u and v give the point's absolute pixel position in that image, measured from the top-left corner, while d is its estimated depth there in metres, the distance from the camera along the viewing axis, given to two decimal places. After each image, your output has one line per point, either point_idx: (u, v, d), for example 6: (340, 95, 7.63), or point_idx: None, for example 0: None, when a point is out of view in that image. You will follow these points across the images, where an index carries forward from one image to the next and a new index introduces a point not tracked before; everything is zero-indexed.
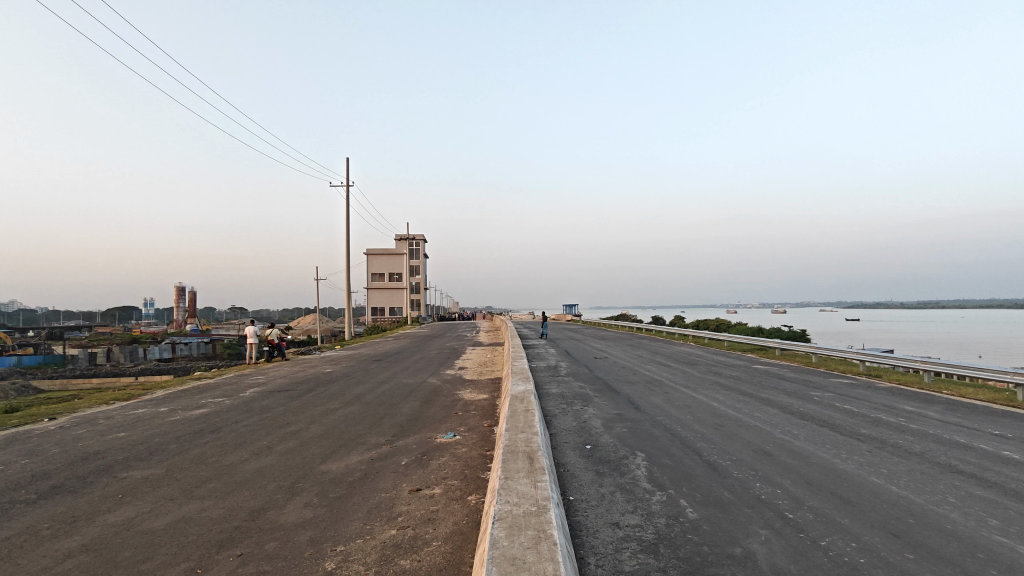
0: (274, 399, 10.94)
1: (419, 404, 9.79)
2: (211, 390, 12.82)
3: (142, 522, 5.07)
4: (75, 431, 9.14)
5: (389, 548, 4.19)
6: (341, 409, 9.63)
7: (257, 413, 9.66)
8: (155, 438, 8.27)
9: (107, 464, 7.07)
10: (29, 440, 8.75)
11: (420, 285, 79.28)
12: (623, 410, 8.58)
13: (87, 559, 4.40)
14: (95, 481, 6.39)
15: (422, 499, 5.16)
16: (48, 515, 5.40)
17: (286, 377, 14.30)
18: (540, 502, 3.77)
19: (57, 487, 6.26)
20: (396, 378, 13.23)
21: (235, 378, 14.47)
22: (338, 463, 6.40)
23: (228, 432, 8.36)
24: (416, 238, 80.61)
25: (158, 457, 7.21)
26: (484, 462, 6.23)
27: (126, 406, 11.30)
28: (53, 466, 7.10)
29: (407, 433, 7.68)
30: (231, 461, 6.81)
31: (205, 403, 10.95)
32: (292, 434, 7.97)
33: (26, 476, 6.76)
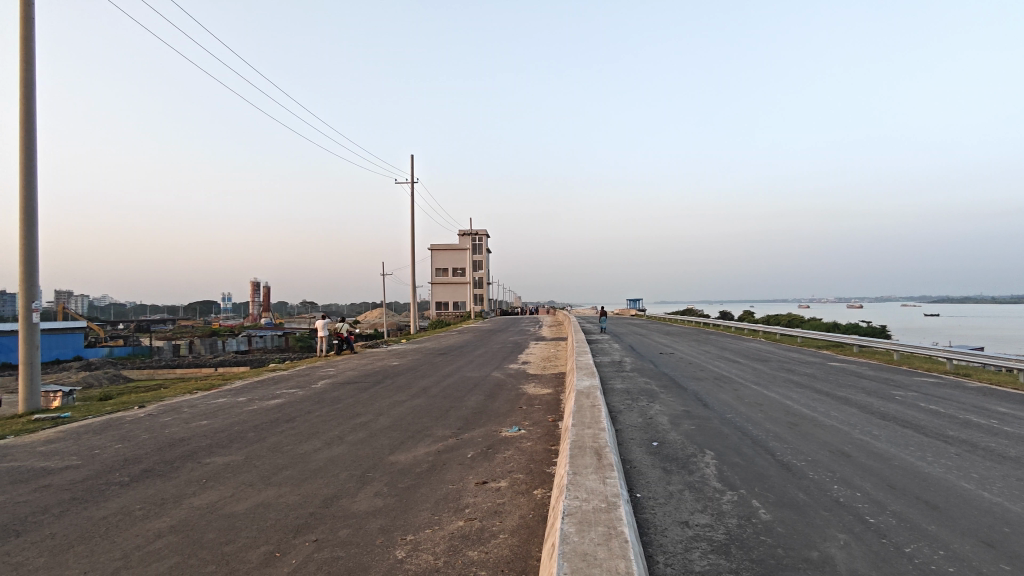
0: (343, 391, 11.27)
1: (484, 397, 9.88)
2: (285, 381, 13.37)
3: (225, 506, 5.33)
4: (163, 418, 9.71)
5: (457, 540, 4.26)
6: (408, 401, 9.84)
7: (328, 404, 10.00)
8: (235, 426, 8.69)
9: (191, 450, 7.46)
10: (122, 426, 9.35)
11: (484, 280, 80.10)
12: (691, 407, 8.41)
13: (175, 539, 4.66)
14: (181, 466, 6.76)
15: (489, 491, 5.22)
16: (139, 497, 5.75)
17: (356, 369, 14.75)
18: (610, 499, 3.74)
19: (148, 471, 6.67)
20: (461, 371, 13.41)
21: (308, 370, 15.04)
22: (406, 455, 6.54)
23: (302, 422, 8.69)
24: (479, 233, 81.20)
25: (238, 445, 7.57)
26: (549, 456, 6.24)
27: (208, 396, 11.92)
28: (143, 451, 7.56)
29: (473, 426, 7.78)
30: (305, 450, 7.07)
31: (279, 393, 11.42)
32: (362, 425, 8.21)
33: (119, 460, 7.23)
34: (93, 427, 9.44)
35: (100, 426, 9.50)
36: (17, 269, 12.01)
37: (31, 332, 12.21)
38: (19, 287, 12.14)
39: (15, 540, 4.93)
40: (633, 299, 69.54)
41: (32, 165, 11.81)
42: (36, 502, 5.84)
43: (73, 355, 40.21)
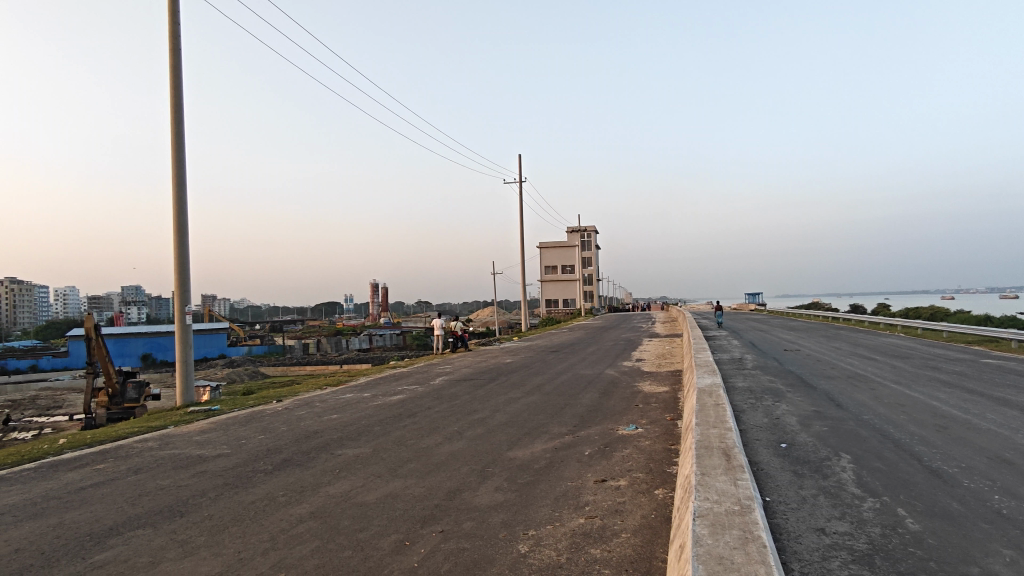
0: (460, 388, 11.63)
1: (599, 395, 9.83)
2: (405, 377, 13.99)
3: (357, 496, 5.67)
4: (298, 412, 10.47)
5: (579, 537, 4.28)
6: (523, 398, 9.98)
7: (446, 400, 10.35)
8: (363, 420, 9.21)
9: (324, 442, 8.00)
10: (264, 419, 10.18)
11: (593, 276, 79.70)
12: (821, 407, 7.91)
13: (314, 525, 5.02)
14: (316, 457, 7.26)
15: (608, 490, 5.19)
16: (282, 484, 6.24)
17: (470, 366, 15.16)
18: (742, 501, 3.61)
19: (288, 460, 7.23)
20: (575, 369, 13.41)
21: (426, 367, 15.65)
22: (524, 450, 6.65)
23: (423, 417, 9.05)
24: (587, 229, 80.79)
25: (366, 438, 8.02)
26: (669, 456, 6.10)
27: (336, 391, 12.71)
28: (282, 442, 8.20)
29: (588, 424, 7.76)
30: (428, 444, 7.36)
31: (401, 390, 11.97)
32: (480, 421, 8.43)
33: (262, 449, 7.89)
34: (239, 419, 10.36)
35: (245, 418, 10.39)
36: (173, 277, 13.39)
37: (185, 332, 13.58)
38: (175, 292, 13.54)
39: (180, 519, 5.51)
40: (751, 294, 66.57)
41: (183, 183, 13.11)
42: (195, 486, 6.50)
43: (218, 354, 44.31)
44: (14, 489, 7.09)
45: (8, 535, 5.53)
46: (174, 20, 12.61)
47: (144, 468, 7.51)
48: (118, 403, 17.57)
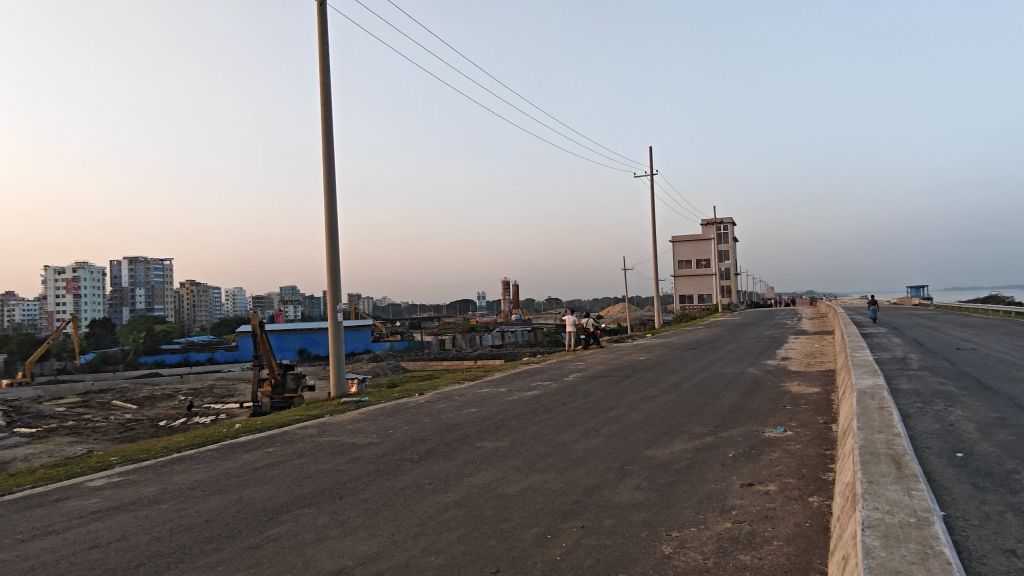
0: (595, 384, 11.61)
1: (741, 395, 9.40)
2: (539, 373, 14.21)
3: (499, 487, 5.85)
4: (439, 405, 10.98)
5: (727, 541, 4.12)
6: (659, 396, 9.77)
7: (581, 397, 10.38)
8: (500, 415, 9.46)
9: (464, 434, 8.32)
10: (408, 410, 10.78)
11: (730, 271, 76.07)
12: (1005, 414, 7.02)
13: (459, 513, 5.24)
14: (458, 448, 7.57)
15: (756, 495, 4.95)
16: (428, 473, 6.58)
17: (603, 363, 15.11)
18: (919, 513, 3.30)
19: (432, 450, 7.60)
20: (713, 367, 12.92)
21: (559, 364, 15.80)
22: (663, 450, 6.52)
23: (558, 413, 9.15)
24: (725, 221, 77.16)
25: (504, 432, 8.24)
26: (823, 462, 5.70)
27: (473, 385, 13.19)
28: (426, 433, 8.64)
29: (731, 425, 7.43)
30: (565, 440, 7.42)
31: (536, 385, 12.18)
32: (616, 418, 8.38)
33: (408, 439, 8.36)
34: (386, 410, 11.05)
35: (391, 409, 11.07)
36: (326, 277, 14.53)
37: (337, 329, 14.73)
38: (327, 292, 14.71)
39: (339, 501, 5.98)
40: (913, 287, 60.32)
41: (334, 189, 14.19)
42: (350, 471, 7.02)
43: (363, 348, 47.68)
44: (201, 466, 8.07)
45: (198, 506, 6.30)
46: (323, 40, 13.69)
47: (306, 452, 8.23)
48: (280, 393, 19.38)
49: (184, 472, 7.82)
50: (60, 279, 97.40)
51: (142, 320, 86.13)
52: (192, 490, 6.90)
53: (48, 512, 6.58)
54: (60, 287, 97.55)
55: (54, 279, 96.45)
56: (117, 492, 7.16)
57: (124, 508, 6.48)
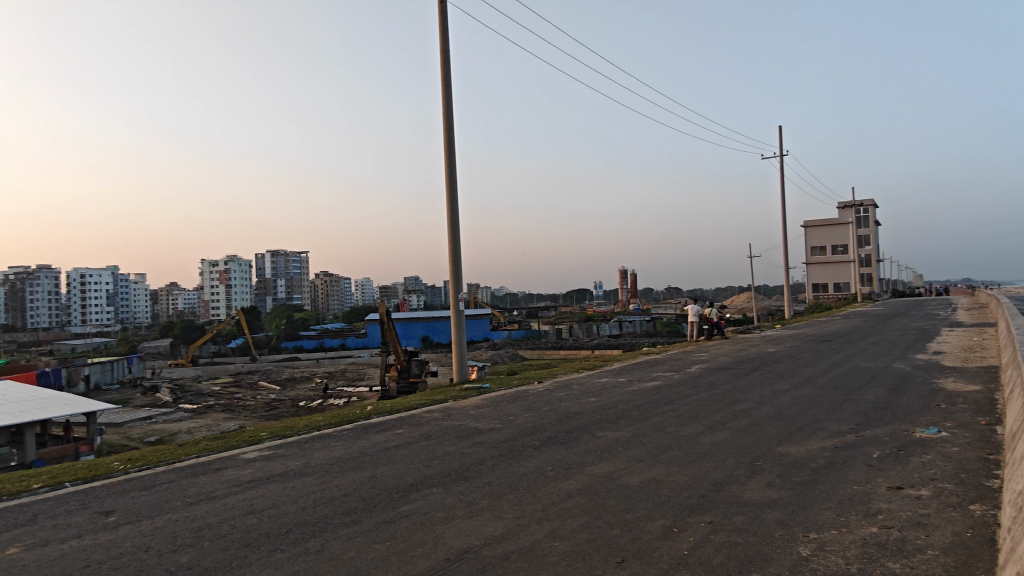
0: (719, 377, 11.18)
1: (885, 391, 8.68)
2: (661, 364, 13.90)
3: (621, 477, 5.81)
4: (558, 393, 11.07)
5: (872, 547, 3.84)
6: (791, 391, 9.25)
7: (705, 389, 10.07)
8: (621, 405, 9.38)
9: (585, 423, 8.33)
10: (528, 397, 10.96)
11: (871, 257, 70.20)
12: None
13: (582, 500, 5.26)
14: (579, 437, 7.59)
15: (906, 499, 4.57)
16: (550, 460, 6.65)
17: (729, 354, 14.53)
18: None
19: (553, 438, 7.67)
20: (854, 361, 12.00)
21: (682, 354, 15.39)
22: (798, 447, 6.16)
23: (682, 405, 8.92)
24: (865, 203, 71.23)
25: (625, 422, 8.15)
26: (987, 467, 5.14)
27: (592, 375, 13.16)
28: (547, 420, 8.74)
29: (876, 423, 6.88)
30: (689, 433, 7.23)
31: (657, 376, 11.93)
32: (744, 412, 8.04)
33: (529, 426, 8.50)
34: (506, 397, 11.29)
35: (512, 396, 11.30)
36: (449, 266, 15.05)
37: (459, 317, 15.20)
38: (449, 281, 15.25)
39: (465, 482, 6.20)
40: None
41: (455, 181, 14.63)
42: (474, 455, 7.25)
43: (482, 336, 49.29)
44: (340, 444, 8.67)
45: (337, 481, 6.78)
46: (444, 38, 14.16)
47: (433, 435, 8.61)
48: (405, 378, 20.36)
49: (323, 449, 8.44)
50: (215, 271, 108.07)
51: (283, 307, 93.46)
52: (332, 466, 7.44)
53: (211, 479, 7.36)
54: (214, 277, 108.19)
55: (209, 271, 107.43)
56: (266, 464, 7.86)
57: (274, 479, 7.11)
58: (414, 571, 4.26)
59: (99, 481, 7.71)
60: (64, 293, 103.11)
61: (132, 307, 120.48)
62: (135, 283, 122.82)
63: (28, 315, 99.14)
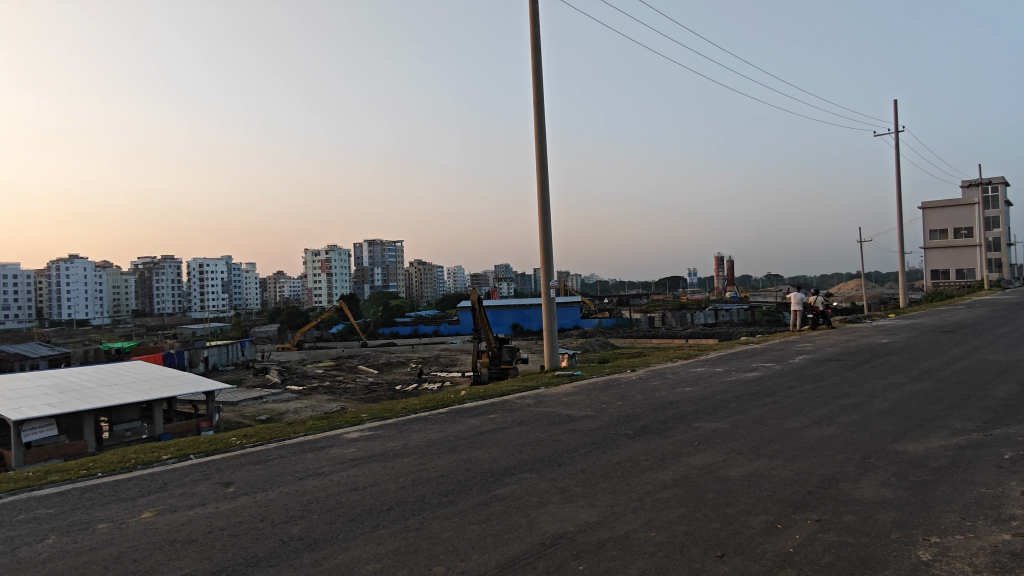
0: (825, 368, 10.59)
1: (1018, 387, 7.92)
2: (760, 354, 13.34)
3: (720, 469, 5.63)
4: (652, 382, 10.89)
5: (1004, 556, 3.53)
6: (906, 384, 8.63)
7: (810, 380, 9.58)
8: (719, 395, 9.09)
9: (681, 413, 8.14)
10: (621, 386, 10.85)
11: (1001, 240, 64.09)
12: None
13: (679, 492, 5.16)
14: (674, 427, 7.42)
15: None
16: (645, 450, 6.55)
17: (836, 345, 13.73)
18: None
19: (647, 427, 7.56)
20: (980, 354, 11.01)
21: (783, 344, 14.70)
22: (916, 445, 5.75)
23: (784, 397, 8.53)
24: (994, 181, 64.93)
25: (723, 413, 7.90)
26: None
27: (687, 364, 12.84)
28: (641, 409, 8.61)
29: (1007, 422, 6.29)
30: (793, 426, 6.90)
31: (757, 366, 11.47)
32: (853, 406, 7.58)
33: (623, 415, 8.40)
34: (599, 385, 11.22)
35: (604, 385, 11.23)
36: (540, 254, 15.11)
37: (551, 305, 15.22)
38: (540, 269, 15.33)
39: (559, 469, 6.22)
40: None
41: (545, 168, 14.66)
42: (567, 442, 7.26)
43: (573, 324, 49.25)
44: (436, 427, 8.94)
45: (434, 463, 6.99)
46: (534, 25, 14.23)
47: (526, 421, 8.70)
48: (497, 364, 20.67)
49: (420, 431, 8.73)
50: (317, 259, 113.84)
51: (381, 294, 96.96)
52: (429, 447, 7.69)
53: (317, 456, 7.79)
54: (317, 266, 113.90)
55: (312, 259, 113.45)
56: (368, 444, 8.23)
57: (376, 458, 7.43)
58: (510, 553, 4.33)
59: (219, 454, 8.35)
60: (186, 281, 112.04)
61: (244, 293, 129.02)
62: (246, 271, 131.34)
63: (155, 301, 108.40)
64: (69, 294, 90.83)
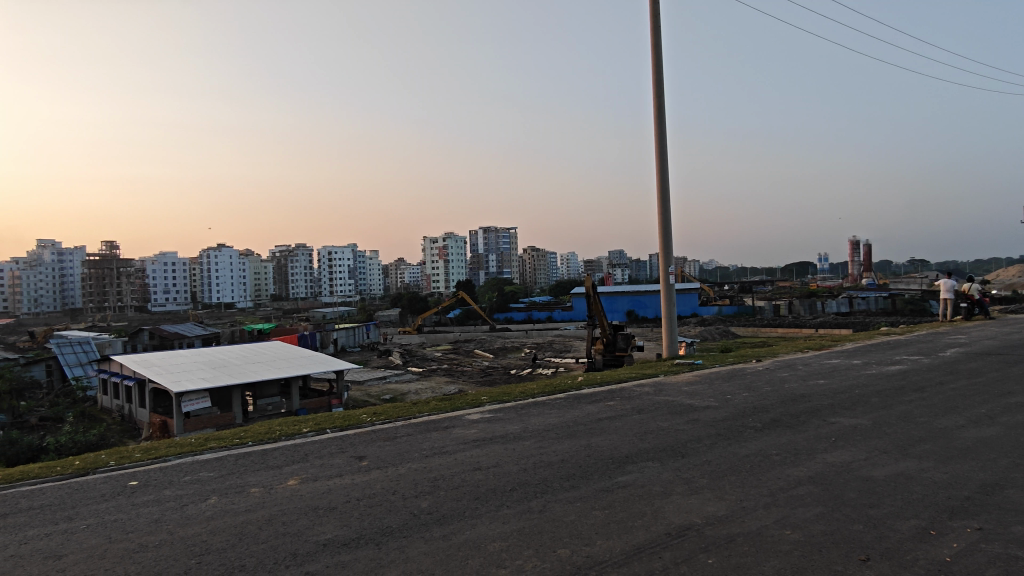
0: (983, 363, 9.57)
1: None
2: (905, 346, 12.27)
3: (862, 468, 5.27)
4: (781, 373, 10.36)
5: None
6: None
7: (964, 376, 8.70)
8: (857, 389, 8.48)
9: (813, 406, 7.69)
10: (746, 376, 10.40)
11: None
12: None
13: (815, 489, 4.89)
14: (808, 422, 7.01)
15: None
16: (775, 444, 6.25)
17: (996, 338, 12.35)
18: None
19: (777, 420, 7.20)
20: None
21: (931, 336, 13.44)
22: None
23: (934, 393, 7.79)
24: None
25: (863, 409, 7.36)
26: None
27: (818, 355, 12.08)
28: (770, 402, 8.21)
29: None
30: (945, 425, 6.31)
31: (901, 359, 10.56)
32: (1019, 406, 6.80)
33: (749, 406, 8.07)
34: (721, 375, 10.82)
35: (727, 375, 10.82)
36: (659, 239, 14.75)
37: (669, 292, 14.84)
38: (658, 254, 14.96)
39: (683, 459, 6.08)
40: None
41: (664, 151, 14.27)
42: (690, 432, 7.08)
43: (691, 312, 47.80)
44: (555, 411, 9.03)
45: (554, 447, 7.07)
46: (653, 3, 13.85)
47: (646, 409, 8.57)
48: (611, 351, 20.50)
49: (538, 416, 8.86)
50: (435, 246, 118.19)
51: (495, 280, 99.04)
52: (549, 432, 7.78)
53: (442, 436, 8.11)
54: (435, 252, 118.14)
55: (431, 247, 118.03)
56: (489, 426, 8.46)
57: (497, 440, 7.63)
58: (635, 541, 4.30)
59: (351, 430, 8.92)
60: (318, 268, 120.21)
61: (368, 279, 136.36)
62: (370, 258, 138.70)
63: (291, 286, 117.17)
64: (218, 279, 100.30)
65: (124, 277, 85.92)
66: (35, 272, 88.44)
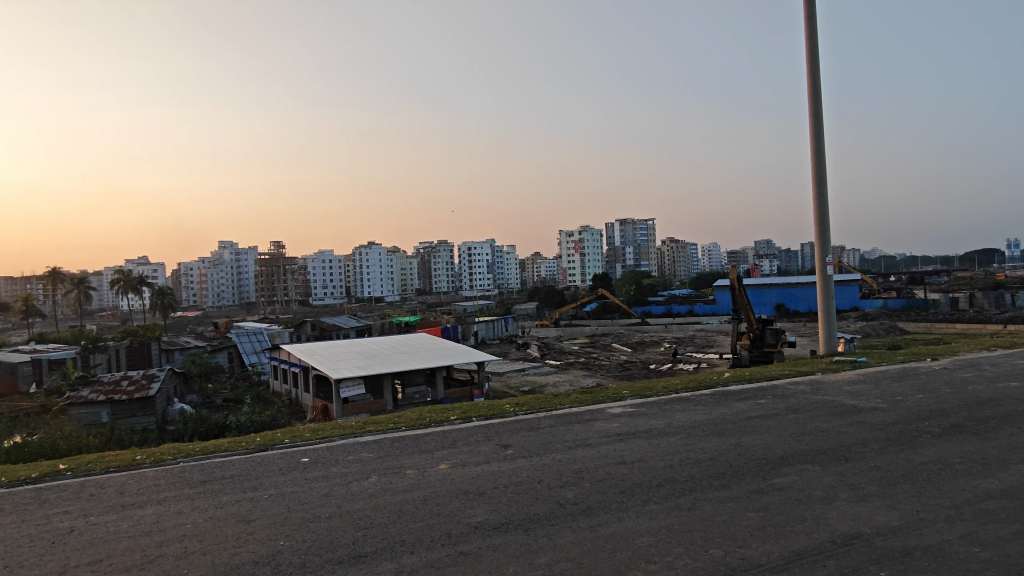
0: None
1: None
2: None
3: None
4: (963, 374, 9.26)
5: None
6: None
7: None
8: None
9: (1005, 412, 6.81)
10: (920, 376, 9.42)
11: None
12: None
13: (1012, 505, 4.34)
14: (998, 429, 6.23)
15: None
16: (958, 451, 5.63)
17: None
18: None
19: (959, 426, 6.47)
20: None
21: None
22: None
23: None
24: None
25: None
26: None
27: (1009, 354, 10.65)
28: (950, 405, 7.39)
29: None
30: None
31: None
32: None
33: (924, 409, 7.31)
34: (890, 374, 9.89)
35: (896, 374, 9.86)
36: (814, 227, 13.72)
37: (827, 283, 13.74)
38: (814, 243, 13.90)
39: (847, 463, 5.66)
40: None
41: (820, 131, 13.23)
42: (855, 435, 6.56)
43: (851, 305, 44.02)
44: (700, 408, 8.74)
45: (701, 444, 6.86)
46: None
47: (802, 409, 8.05)
48: (760, 347, 19.42)
49: (683, 411, 8.63)
50: (572, 240, 118.45)
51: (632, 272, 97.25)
52: (696, 429, 7.56)
53: (584, 428, 8.15)
54: (570, 245, 118.30)
55: (567, 241, 118.45)
56: (631, 420, 8.37)
57: (641, 435, 7.53)
58: (796, 547, 4.08)
59: (496, 419, 9.22)
60: (459, 263, 124.97)
61: (506, 273, 139.55)
62: (508, 253, 141.87)
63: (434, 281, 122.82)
64: (369, 274, 107.60)
65: (290, 274, 94.71)
66: (218, 270, 100.13)
